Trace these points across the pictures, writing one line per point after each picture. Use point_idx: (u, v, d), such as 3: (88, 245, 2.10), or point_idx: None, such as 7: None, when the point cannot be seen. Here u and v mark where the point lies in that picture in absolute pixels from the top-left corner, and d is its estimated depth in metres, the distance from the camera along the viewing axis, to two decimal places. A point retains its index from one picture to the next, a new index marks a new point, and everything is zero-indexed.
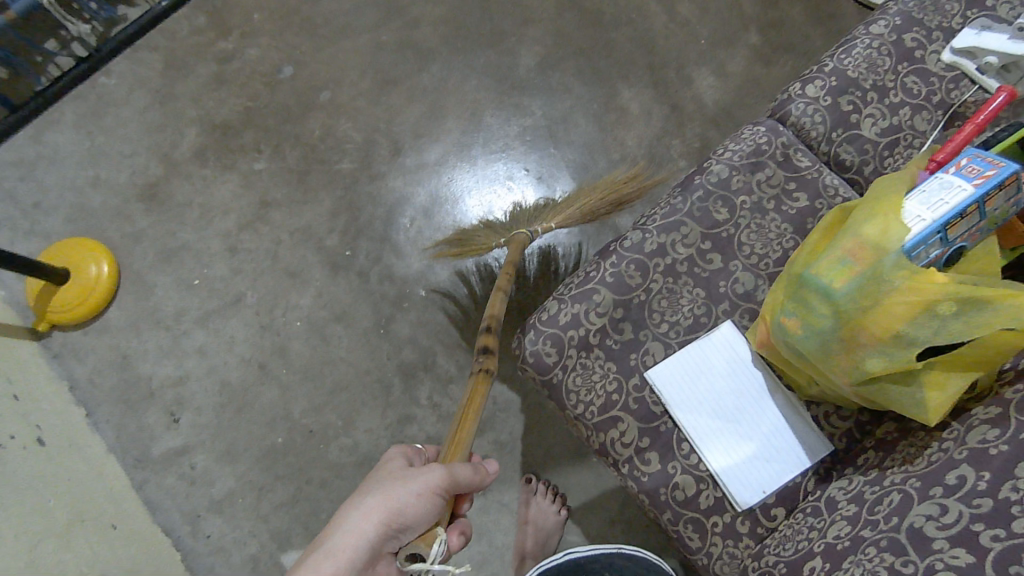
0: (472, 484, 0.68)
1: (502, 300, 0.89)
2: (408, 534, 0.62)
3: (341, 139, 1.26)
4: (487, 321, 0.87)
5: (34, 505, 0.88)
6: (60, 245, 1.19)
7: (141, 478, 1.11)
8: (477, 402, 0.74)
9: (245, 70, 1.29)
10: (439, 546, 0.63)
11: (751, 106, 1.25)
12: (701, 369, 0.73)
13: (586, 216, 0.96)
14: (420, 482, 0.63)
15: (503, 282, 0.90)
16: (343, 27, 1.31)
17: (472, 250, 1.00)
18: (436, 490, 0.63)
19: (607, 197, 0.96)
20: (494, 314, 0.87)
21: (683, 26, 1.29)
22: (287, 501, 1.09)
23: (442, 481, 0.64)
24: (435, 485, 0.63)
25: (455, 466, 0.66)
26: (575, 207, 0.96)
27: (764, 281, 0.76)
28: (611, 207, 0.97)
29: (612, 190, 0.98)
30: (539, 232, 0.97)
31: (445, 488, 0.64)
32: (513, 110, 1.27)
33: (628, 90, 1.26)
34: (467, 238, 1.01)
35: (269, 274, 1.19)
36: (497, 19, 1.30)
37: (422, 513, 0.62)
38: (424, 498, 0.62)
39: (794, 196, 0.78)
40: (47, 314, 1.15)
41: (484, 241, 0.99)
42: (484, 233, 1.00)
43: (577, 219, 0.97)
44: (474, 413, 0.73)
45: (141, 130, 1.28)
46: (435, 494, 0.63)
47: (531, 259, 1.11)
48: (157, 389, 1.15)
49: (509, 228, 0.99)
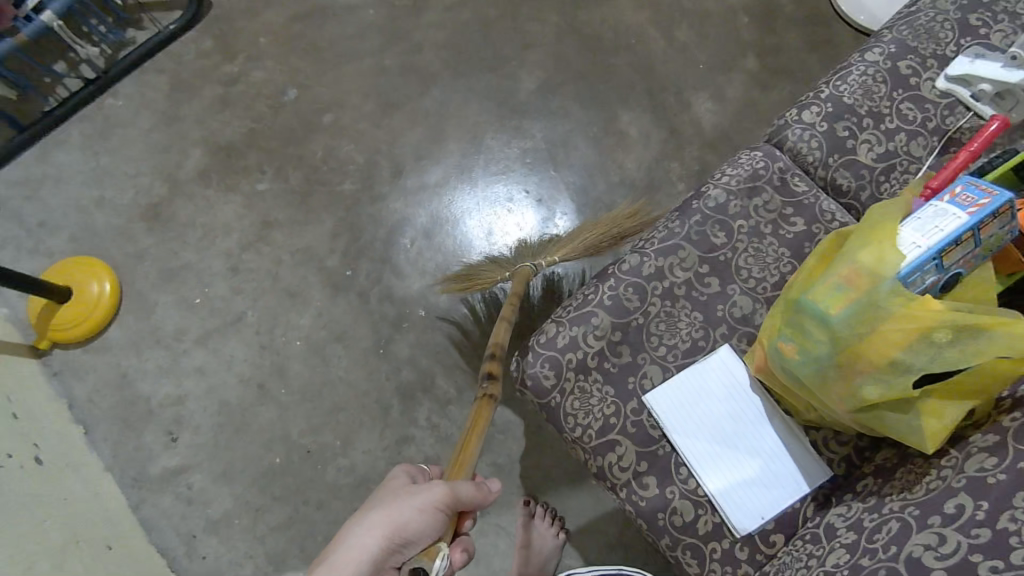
0: (475, 501, 0.66)
1: (507, 329, 0.90)
2: (411, 549, 0.62)
3: (343, 161, 1.27)
4: (491, 347, 0.87)
5: (29, 525, 0.87)
6: (65, 264, 1.20)
7: (138, 498, 1.11)
8: (482, 423, 0.74)
9: (250, 92, 1.31)
10: (442, 561, 0.59)
11: (750, 130, 1.27)
12: (699, 393, 0.73)
13: (588, 250, 0.97)
14: (424, 497, 0.62)
15: (508, 311, 0.91)
16: (347, 51, 1.33)
17: (480, 284, 1.01)
18: (437, 506, 0.62)
19: (611, 230, 0.97)
20: (499, 342, 0.88)
21: (681, 51, 1.31)
22: (283, 522, 1.08)
23: (444, 497, 0.63)
24: (438, 501, 0.62)
25: (457, 482, 0.65)
26: (578, 242, 0.98)
27: (762, 305, 0.76)
28: (613, 241, 0.98)
29: (615, 224, 0.99)
30: (542, 266, 0.98)
31: (447, 504, 0.63)
32: (514, 133, 1.29)
33: (627, 113, 1.28)
34: (474, 273, 1.02)
35: (270, 294, 1.20)
36: (499, 45, 1.33)
37: (424, 528, 0.62)
38: (424, 512, 0.62)
39: (791, 221, 0.79)
40: (49, 331, 1.16)
41: (490, 275, 1.00)
42: (490, 266, 1.01)
43: (580, 253, 0.98)
44: (479, 432, 0.73)
45: (147, 151, 1.29)
46: (436, 509, 0.62)
47: (535, 287, 1.12)
48: (155, 409, 1.15)
49: (515, 262, 1.00)
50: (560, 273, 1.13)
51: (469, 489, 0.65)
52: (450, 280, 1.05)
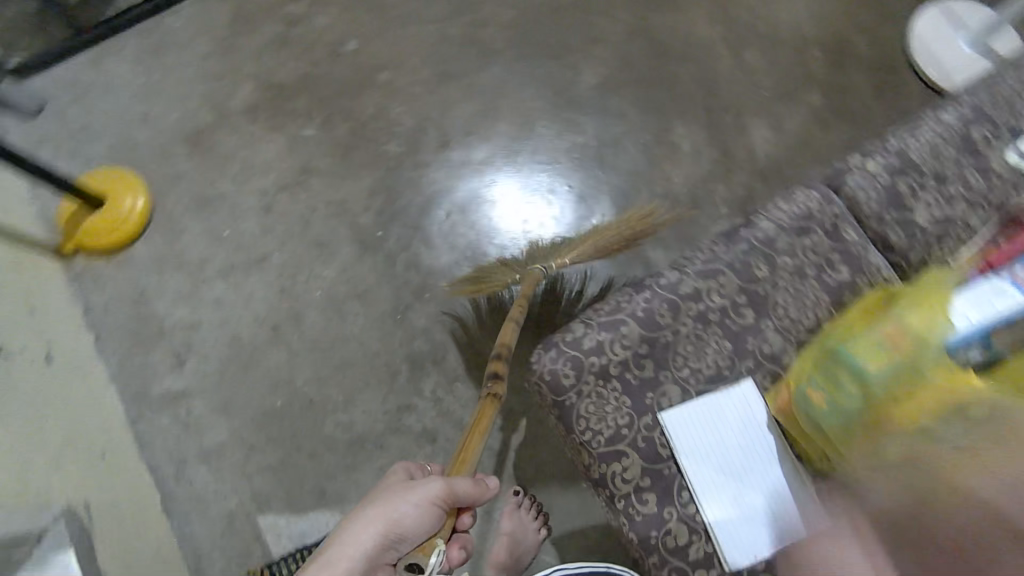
0: (473, 500, 0.66)
1: (513, 331, 0.89)
2: (407, 544, 0.63)
3: (392, 122, 1.26)
4: (498, 349, 0.86)
5: (32, 421, 0.89)
6: (103, 175, 1.21)
7: (137, 414, 1.12)
8: (484, 421, 0.75)
9: (311, 36, 1.31)
10: (437, 558, 0.60)
11: (803, 165, 1.24)
12: (715, 421, 0.72)
13: (601, 251, 0.97)
14: (419, 492, 0.63)
15: (516, 313, 0.90)
16: (413, 14, 1.32)
17: (491, 287, 1.00)
18: (433, 501, 0.63)
19: (622, 231, 0.99)
20: (505, 344, 0.87)
21: (747, 75, 1.29)
22: (274, 464, 1.08)
23: (441, 492, 0.64)
24: (433, 496, 0.63)
25: (454, 479, 0.66)
26: (591, 243, 0.97)
27: (791, 346, 0.76)
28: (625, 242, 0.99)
29: (627, 226, 1.00)
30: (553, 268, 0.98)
31: (444, 500, 0.64)
32: (567, 125, 1.27)
33: (682, 127, 1.26)
34: (483, 276, 1.01)
35: (298, 241, 1.20)
36: (565, 34, 1.31)
37: (418, 524, 0.63)
38: (420, 507, 0.63)
39: (836, 267, 0.78)
40: (75, 236, 1.17)
41: (502, 278, 0.99)
42: (501, 270, 1.00)
43: (593, 253, 0.97)
44: (481, 432, 0.74)
45: (199, 75, 1.29)
46: (432, 504, 0.63)
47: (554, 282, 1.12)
48: (168, 331, 1.16)
49: (527, 264, 0.99)
50: (565, 276, 1.13)
51: (464, 485, 0.66)
52: (460, 282, 1.04)
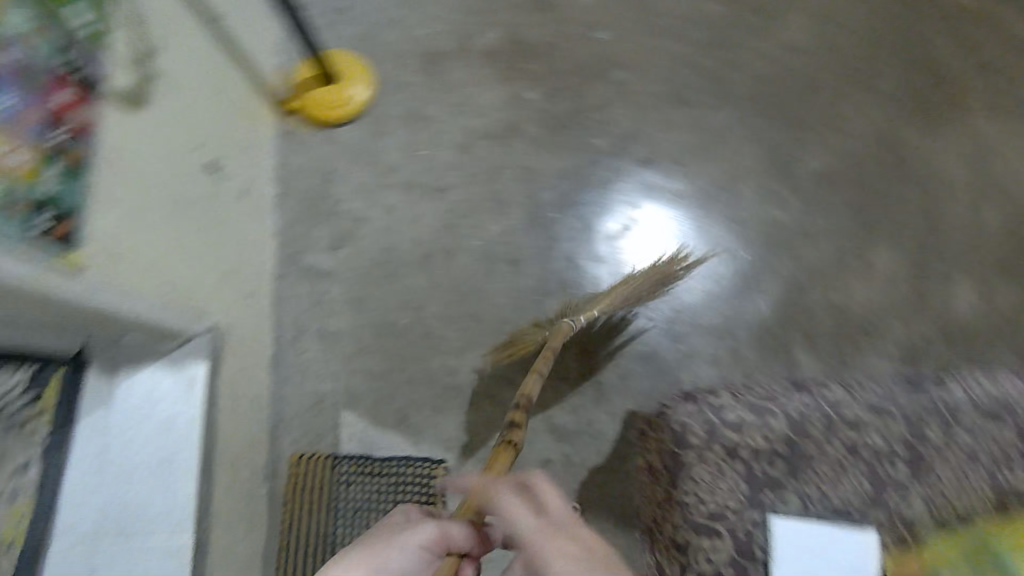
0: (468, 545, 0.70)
1: (537, 380, 0.89)
2: None
3: (607, 119, 1.24)
4: (518, 398, 0.87)
5: (218, 243, 0.98)
6: (347, 59, 1.26)
7: (282, 272, 1.18)
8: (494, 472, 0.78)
9: (570, 8, 1.30)
10: None
11: (998, 347, 1.12)
12: (825, 553, 0.72)
13: (632, 296, 0.99)
14: (407, 539, 0.68)
15: (541, 364, 0.90)
16: (673, 27, 1.29)
17: (520, 347, 1.02)
18: (423, 545, 0.68)
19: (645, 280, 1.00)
20: (527, 394, 0.87)
21: (982, 230, 1.17)
22: (377, 372, 1.14)
23: (431, 538, 0.68)
24: (423, 541, 0.68)
25: (447, 523, 0.70)
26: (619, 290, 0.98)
27: (930, 517, 0.73)
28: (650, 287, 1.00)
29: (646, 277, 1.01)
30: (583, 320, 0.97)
31: (434, 542, 0.69)
32: (775, 197, 1.20)
33: (888, 250, 1.16)
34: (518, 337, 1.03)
35: (479, 188, 1.22)
36: (811, 109, 1.24)
37: (408, 565, 0.68)
38: (410, 552, 0.68)
39: (1014, 469, 0.73)
40: (294, 100, 1.25)
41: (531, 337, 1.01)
42: (532, 330, 1.02)
43: (626, 297, 0.99)
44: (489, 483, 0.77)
45: (456, 2, 1.32)
46: (422, 548, 0.68)
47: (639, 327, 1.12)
48: (337, 214, 1.22)
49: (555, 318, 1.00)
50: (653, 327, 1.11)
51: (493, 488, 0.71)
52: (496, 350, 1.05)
